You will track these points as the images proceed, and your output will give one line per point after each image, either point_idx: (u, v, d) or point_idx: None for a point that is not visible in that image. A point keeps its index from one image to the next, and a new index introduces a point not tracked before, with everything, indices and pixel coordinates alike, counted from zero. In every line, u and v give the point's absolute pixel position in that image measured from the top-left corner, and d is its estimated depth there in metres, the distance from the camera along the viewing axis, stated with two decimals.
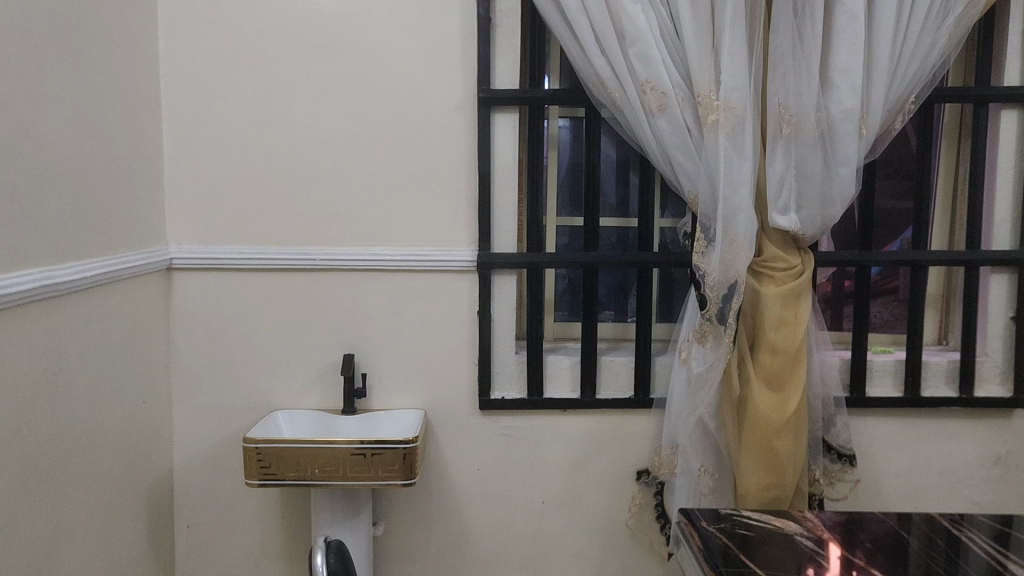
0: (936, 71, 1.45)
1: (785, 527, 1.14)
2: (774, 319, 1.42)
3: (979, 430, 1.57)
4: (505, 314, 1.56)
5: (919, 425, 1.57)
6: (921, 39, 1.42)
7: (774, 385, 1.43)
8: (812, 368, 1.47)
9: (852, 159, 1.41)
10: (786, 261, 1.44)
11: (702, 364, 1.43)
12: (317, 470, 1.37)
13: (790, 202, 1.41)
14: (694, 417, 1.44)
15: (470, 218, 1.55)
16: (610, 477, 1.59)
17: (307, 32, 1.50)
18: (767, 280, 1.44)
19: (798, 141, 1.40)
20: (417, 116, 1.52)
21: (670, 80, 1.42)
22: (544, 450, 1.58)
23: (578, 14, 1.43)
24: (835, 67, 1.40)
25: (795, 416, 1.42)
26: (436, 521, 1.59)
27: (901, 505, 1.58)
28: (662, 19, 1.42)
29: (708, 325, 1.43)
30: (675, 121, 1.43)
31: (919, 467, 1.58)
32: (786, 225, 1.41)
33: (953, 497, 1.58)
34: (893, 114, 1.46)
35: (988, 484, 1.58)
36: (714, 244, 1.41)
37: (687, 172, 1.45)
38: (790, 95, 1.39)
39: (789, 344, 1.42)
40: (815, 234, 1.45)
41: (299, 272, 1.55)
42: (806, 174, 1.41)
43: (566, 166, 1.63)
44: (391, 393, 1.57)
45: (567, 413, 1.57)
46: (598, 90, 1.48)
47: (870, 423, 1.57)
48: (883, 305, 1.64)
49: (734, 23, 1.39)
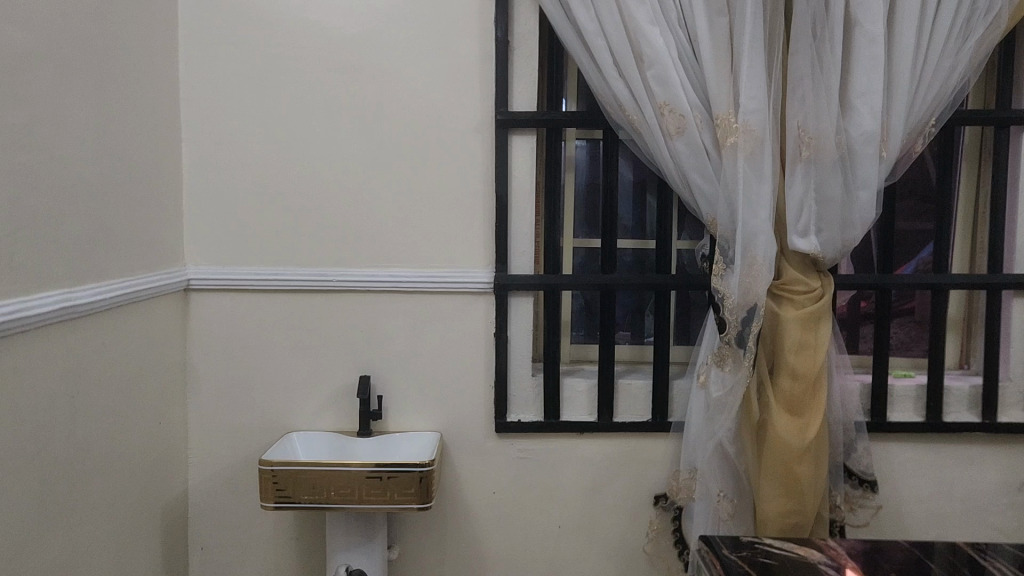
0: (957, 93, 1.44)
1: (807, 556, 1.12)
2: (795, 343, 1.40)
3: (1003, 456, 1.55)
4: (522, 336, 1.56)
5: (941, 451, 1.55)
6: (942, 62, 1.42)
7: (794, 409, 1.41)
8: (832, 392, 1.45)
9: (872, 182, 1.40)
10: (805, 284, 1.43)
11: (721, 388, 1.42)
12: (332, 492, 1.36)
13: (809, 225, 1.41)
14: (713, 441, 1.43)
15: (488, 239, 1.55)
16: (627, 501, 1.57)
17: (327, 55, 1.51)
18: (787, 302, 1.43)
19: (817, 163, 1.40)
20: (435, 138, 1.53)
21: (689, 103, 1.43)
22: (560, 473, 1.57)
23: (596, 36, 1.44)
24: (856, 90, 1.39)
25: (816, 441, 1.41)
26: (451, 544, 1.58)
27: (923, 532, 1.55)
28: (680, 41, 1.42)
29: (727, 348, 1.42)
30: (694, 143, 1.43)
31: (942, 494, 1.55)
32: (805, 248, 1.40)
33: (977, 524, 1.55)
34: (914, 137, 1.44)
35: (1013, 511, 1.55)
36: (733, 266, 1.40)
37: (706, 194, 1.45)
38: (809, 117, 1.39)
39: (810, 368, 1.40)
40: (835, 257, 1.44)
41: (316, 294, 1.55)
42: (826, 196, 1.40)
43: (583, 188, 1.63)
44: (407, 415, 1.56)
45: (584, 436, 1.56)
46: (616, 113, 1.48)
47: (892, 448, 1.55)
48: (900, 326, 1.62)
49: (753, 46, 1.39)
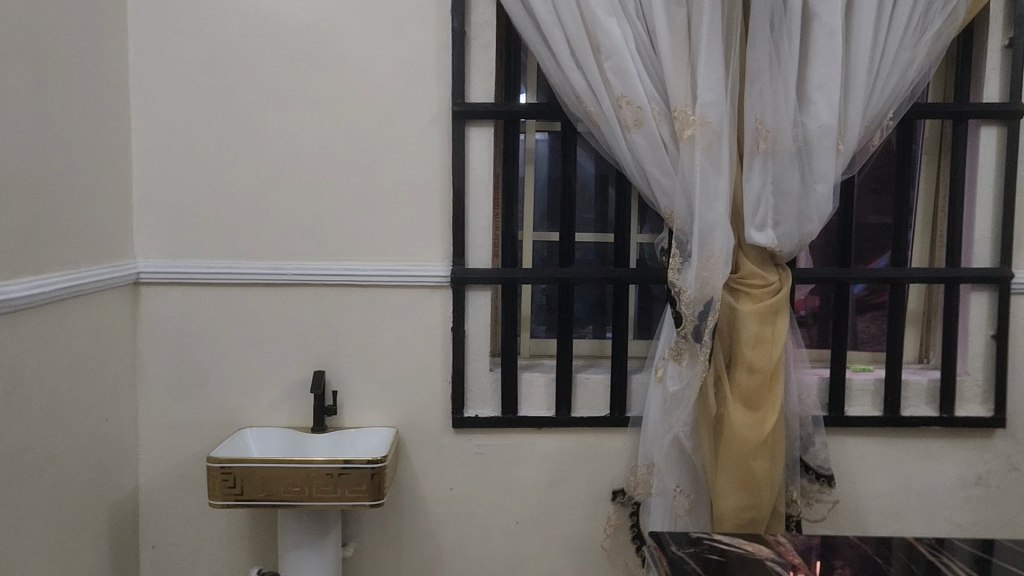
0: (915, 87, 1.43)
1: (756, 552, 1.11)
2: (752, 337, 1.40)
3: (960, 451, 1.55)
4: (479, 330, 1.54)
5: (899, 446, 1.54)
6: (899, 55, 1.41)
7: (750, 404, 1.41)
8: (789, 386, 1.45)
9: (828, 175, 1.39)
10: (763, 278, 1.42)
11: (678, 383, 1.41)
12: (282, 490, 1.34)
13: (766, 218, 1.40)
14: (669, 436, 1.42)
15: (445, 233, 1.52)
16: (585, 496, 1.56)
17: (280, 44, 1.48)
18: (744, 296, 1.42)
19: (774, 156, 1.39)
20: (390, 128, 1.50)
21: (646, 95, 1.41)
22: (518, 469, 1.55)
23: (553, 27, 1.41)
24: (813, 82, 1.38)
25: (772, 435, 1.40)
26: (407, 541, 1.56)
27: (881, 527, 1.55)
28: (638, 33, 1.41)
29: (684, 343, 1.41)
30: (651, 136, 1.41)
31: (899, 488, 1.55)
32: (762, 241, 1.39)
33: (934, 518, 1.55)
34: (872, 130, 1.44)
35: (970, 505, 1.55)
36: (690, 260, 1.39)
37: (663, 187, 1.43)
38: (767, 111, 1.38)
39: (766, 362, 1.40)
40: (792, 251, 1.43)
41: (270, 287, 1.52)
42: (783, 190, 1.39)
43: (544, 181, 1.61)
44: (362, 410, 1.54)
45: (542, 432, 1.55)
46: (574, 105, 1.46)
47: (850, 443, 1.54)
48: (872, 320, 1.61)
49: (711, 38, 1.38)
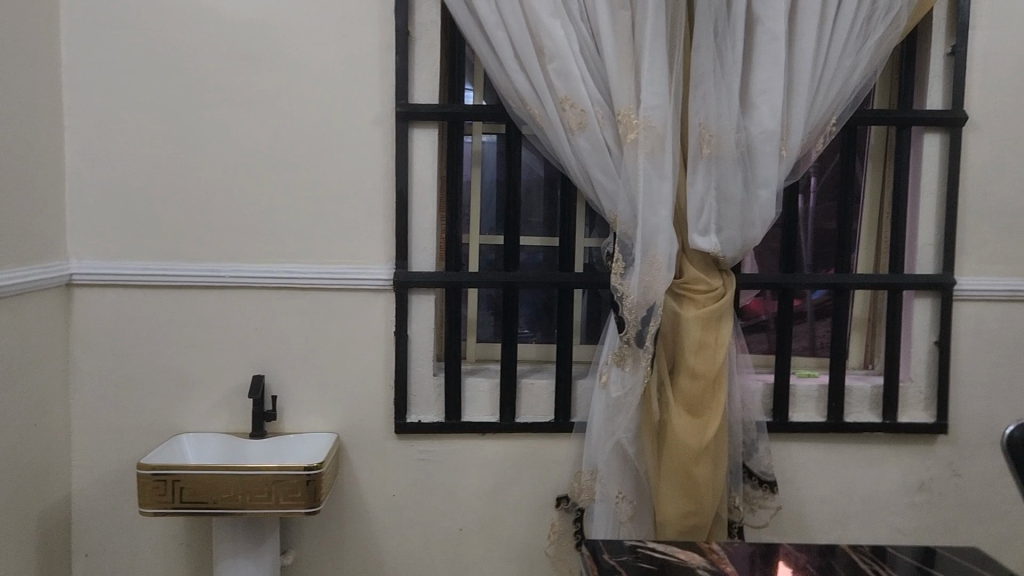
0: (858, 93, 1.44)
1: (688, 560, 1.10)
2: (694, 342, 1.39)
3: (903, 457, 1.55)
4: (423, 334, 1.52)
5: (842, 452, 1.54)
6: (842, 61, 1.41)
7: (693, 410, 1.40)
8: (733, 391, 1.44)
9: (771, 181, 1.39)
10: (707, 283, 1.41)
11: (621, 389, 1.40)
12: (214, 497, 1.31)
13: (709, 223, 1.39)
14: (612, 441, 1.41)
15: (388, 235, 1.50)
16: (530, 503, 1.54)
17: (220, 42, 1.45)
18: (688, 302, 1.41)
19: (718, 161, 1.38)
20: (333, 129, 1.48)
21: (590, 97, 1.40)
22: (461, 475, 1.53)
23: (497, 28, 1.40)
24: (756, 87, 1.38)
25: (715, 441, 1.39)
26: (349, 548, 1.54)
27: (825, 533, 1.55)
28: (582, 35, 1.39)
29: (627, 348, 1.40)
30: (595, 139, 1.40)
31: (843, 494, 1.55)
32: (705, 246, 1.39)
33: (877, 524, 1.56)
34: (815, 136, 1.44)
35: (912, 511, 1.56)
36: (634, 264, 1.38)
37: (607, 191, 1.42)
38: (711, 115, 1.37)
39: (708, 368, 1.39)
40: (736, 256, 1.42)
41: (208, 290, 1.49)
42: (727, 195, 1.38)
43: (491, 184, 1.59)
44: (303, 416, 1.51)
45: (486, 437, 1.53)
46: (518, 107, 1.44)
47: (794, 448, 1.54)
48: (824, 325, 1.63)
49: (655, 41, 1.37)
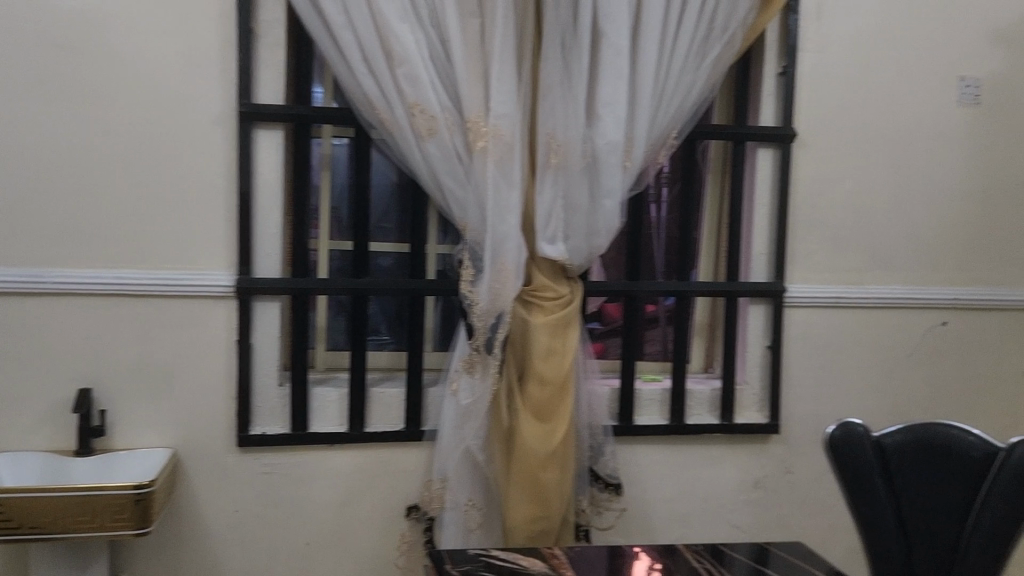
0: (697, 108, 1.50)
1: (529, 566, 1.10)
2: (542, 349, 1.41)
3: (740, 456, 1.63)
4: (268, 343, 1.47)
5: (685, 453, 1.60)
6: (682, 78, 1.46)
7: (541, 416, 1.41)
8: (580, 397, 1.47)
9: (615, 191, 1.42)
10: (554, 290, 1.44)
11: (470, 396, 1.41)
12: (29, 522, 1.21)
13: (557, 232, 1.42)
14: (460, 447, 1.42)
15: (230, 240, 1.44)
16: (379, 514, 1.52)
17: (41, 30, 1.35)
18: (537, 309, 1.43)
19: (565, 171, 1.41)
20: (169, 128, 1.40)
21: (439, 104, 1.39)
22: (308, 488, 1.49)
23: (344, 30, 1.37)
24: (601, 99, 1.41)
25: (562, 447, 1.41)
26: (186, 569, 1.46)
27: (668, 532, 1.61)
28: (431, 41, 1.38)
29: (476, 355, 1.41)
30: (444, 146, 1.39)
31: (685, 494, 1.61)
32: (553, 255, 1.41)
33: (716, 521, 1.63)
34: (657, 149, 1.49)
35: (748, 508, 1.64)
36: (483, 272, 1.38)
37: (457, 198, 1.42)
38: (558, 126, 1.40)
39: (556, 374, 1.41)
40: (583, 264, 1.45)
41: (27, 297, 1.38)
42: (573, 205, 1.42)
43: (341, 187, 1.54)
44: (136, 430, 1.43)
45: (335, 448, 1.49)
46: (367, 111, 1.41)
47: (639, 451, 1.58)
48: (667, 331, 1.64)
49: (503, 51, 1.38)
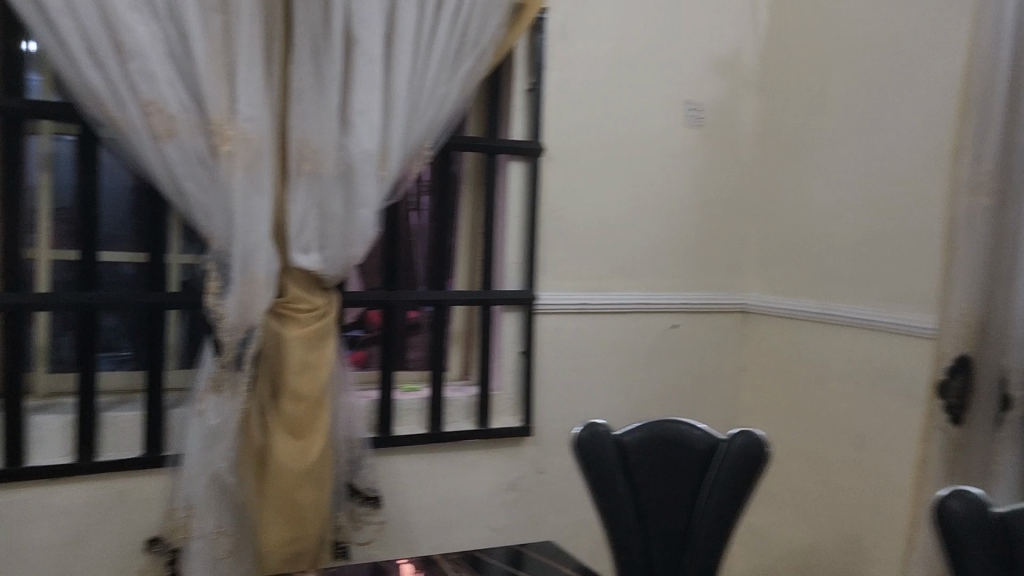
0: (451, 119, 1.52)
1: None
2: (297, 363, 1.35)
3: (497, 460, 1.68)
4: None
5: (444, 460, 1.62)
6: (435, 90, 1.47)
7: (296, 433, 1.35)
8: (337, 411, 1.44)
9: (371, 201, 1.40)
10: (309, 302, 1.39)
11: (218, 417, 1.32)
12: None
13: (311, 241, 1.38)
14: (208, 473, 1.32)
15: None
16: (114, 550, 1.38)
17: None
18: (290, 322, 1.37)
19: (318, 178, 1.37)
20: None
21: (177, 103, 1.28)
22: (26, 529, 1.32)
23: (62, 15, 1.21)
24: (354, 107, 1.38)
25: (318, 464, 1.37)
26: None
27: (428, 540, 1.62)
28: (168, 34, 1.27)
29: (224, 373, 1.33)
30: (184, 148, 1.29)
31: (444, 501, 1.63)
32: (306, 265, 1.37)
33: (474, 525, 1.66)
34: (412, 159, 1.48)
35: (505, 509, 1.69)
36: (230, 283, 1.31)
37: (200, 205, 1.32)
38: (311, 133, 1.36)
39: (311, 389, 1.36)
40: (338, 275, 1.42)
41: None
42: (327, 213, 1.39)
43: (64, 190, 1.38)
44: None
45: (58, 482, 1.33)
46: (92, 107, 1.27)
47: (399, 461, 1.58)
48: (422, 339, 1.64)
49: (250, 51, 1.31)
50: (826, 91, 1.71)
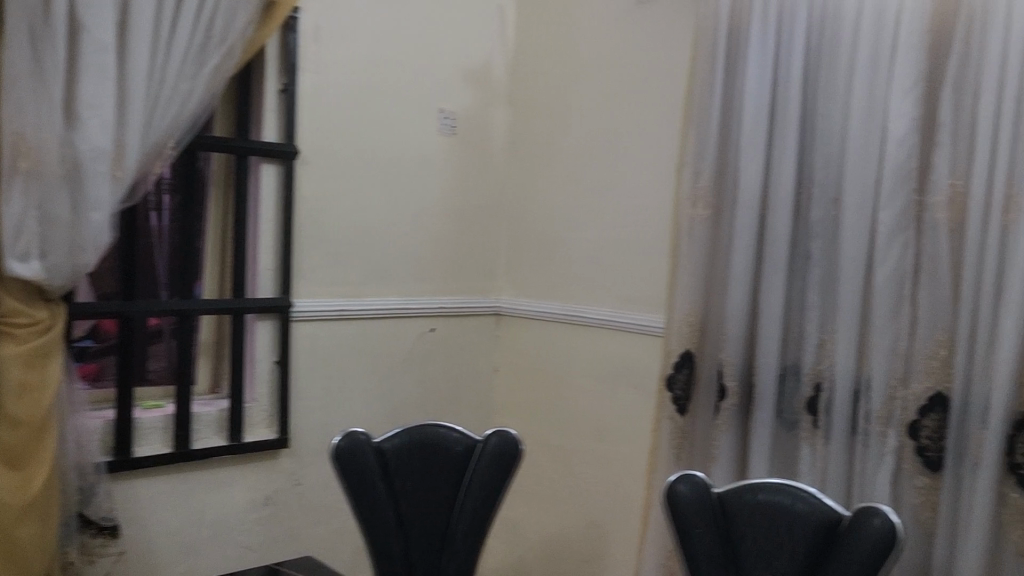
0: (196, 118, 1.42)
1: None
2: (14, 385, 1.21)
3: (249, 475, 1.61)
4: None
5: (191, 480, 1.53)
6: (178, 86, 1.37)
7: (14, 462, 1.20)
8: (65, 433, 1.30)
9: (104, 203, 1.28)
10: (28, 315, 1.24)
11: None
12: None
13: (29, 248, 1.22)
14: None
15: None
16: None
17: None
18: (5, 339, 1.22)
19: (38, 177, 1.22)
20: None
21: None
22: None
23: None
24: (83, 100, 1.25)
25: (42, 496, 1.22)
26: None
27: (173, 566, 1.51)
28: None
29: None
30: None
31: (192, 523, 1.53)
32: (25, 274, 1.22)
33: (225, 545, 1.58)
34: (152, 159, 1.38)
35: (259, 526, 1.62)
36: None
37: None
38: (30, 127, 1.20)
39: (33, 414, 1.22)
40: (64, 285, 1.27)
41: None
42: (50, 217, 1.24)
43: None
44: None
45: None
46: None
47: (139, 484, 1.46)
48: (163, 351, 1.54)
49: None
50: (568, 107, 1.83)
